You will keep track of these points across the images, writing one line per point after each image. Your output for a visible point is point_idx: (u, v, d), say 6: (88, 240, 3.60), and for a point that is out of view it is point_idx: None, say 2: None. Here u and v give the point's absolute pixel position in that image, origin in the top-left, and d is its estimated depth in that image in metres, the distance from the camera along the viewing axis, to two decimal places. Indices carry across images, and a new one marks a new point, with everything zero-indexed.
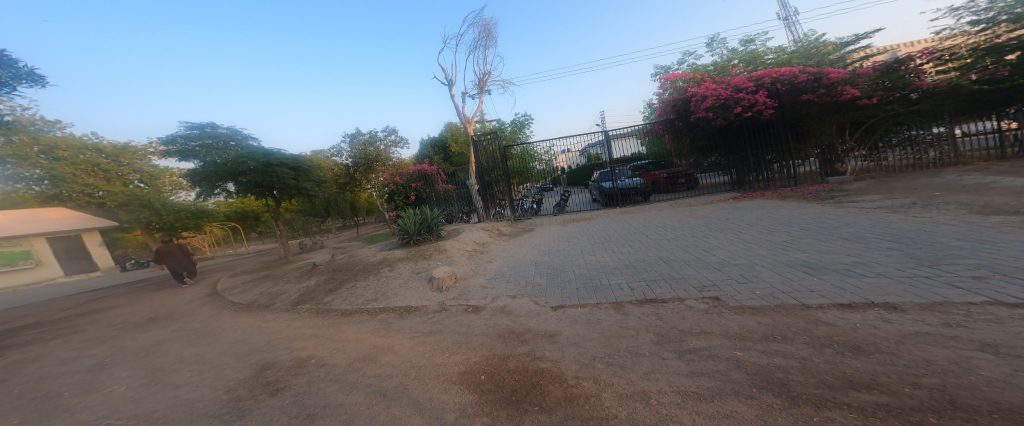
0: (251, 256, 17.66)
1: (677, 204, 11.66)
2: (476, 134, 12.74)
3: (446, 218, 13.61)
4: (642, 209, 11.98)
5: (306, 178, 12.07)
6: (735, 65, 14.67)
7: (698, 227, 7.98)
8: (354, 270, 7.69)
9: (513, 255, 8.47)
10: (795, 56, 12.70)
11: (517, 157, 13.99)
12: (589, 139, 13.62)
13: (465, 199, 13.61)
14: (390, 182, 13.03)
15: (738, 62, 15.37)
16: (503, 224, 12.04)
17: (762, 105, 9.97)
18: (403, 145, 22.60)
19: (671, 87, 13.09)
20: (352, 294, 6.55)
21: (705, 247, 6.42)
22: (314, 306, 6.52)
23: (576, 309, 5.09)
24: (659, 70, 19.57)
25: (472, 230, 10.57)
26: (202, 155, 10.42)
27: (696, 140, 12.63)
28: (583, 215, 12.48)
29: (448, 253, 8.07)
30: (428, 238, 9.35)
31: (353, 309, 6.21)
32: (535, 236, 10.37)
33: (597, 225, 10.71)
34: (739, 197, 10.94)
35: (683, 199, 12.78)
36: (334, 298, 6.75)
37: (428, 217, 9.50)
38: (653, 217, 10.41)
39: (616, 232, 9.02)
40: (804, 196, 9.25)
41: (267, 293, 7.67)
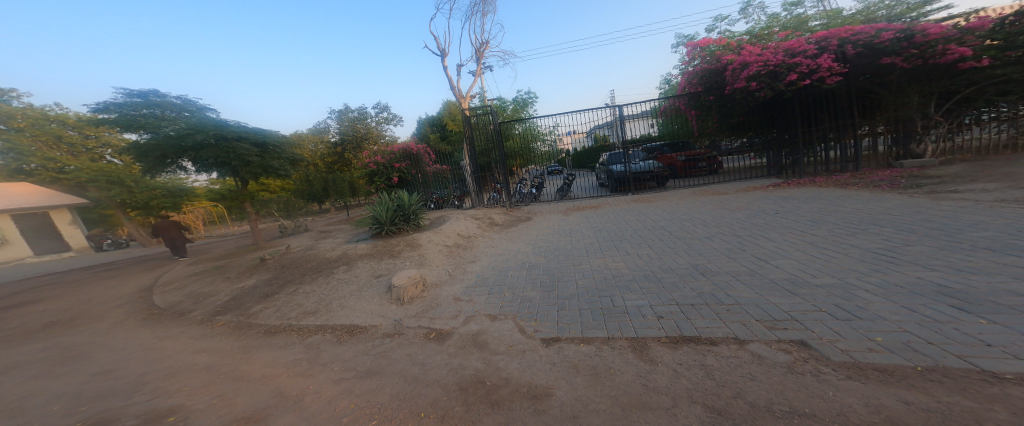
0: (231, 239, 16.44)
1: (700, 192, 9.70)
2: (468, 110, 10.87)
3: (433, 203, 11.89)
4: (659, 197, 10.06)
5: (276, 155, 10.21)
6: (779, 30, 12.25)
7: (739, 221, 6.18)
8: (300, 267, 6.13)
9: (502, 253, 6.83)
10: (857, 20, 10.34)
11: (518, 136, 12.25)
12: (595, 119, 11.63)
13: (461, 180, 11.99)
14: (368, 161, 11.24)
15: (780, 27, 12.88)
16: (497, 211, 10.34)
17: (827, 70, 7.95)
18: (397, 122, 20.69)
19: (700, 56, 11.01)
20: (287, 304, 5.02)
21: (756, 254, 4.65)
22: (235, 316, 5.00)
23: (577, 348, 3.46)
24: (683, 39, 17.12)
25: (458, 219, 8.92)
26: (143, 125, 8.14)
27: (727, 115, 10.48)
28: (586, 202, 10.60)
29: (420, 250, 6.45)
30: (404, 229, 7.76)
31: (281, 324, 4.66)
32: (528, 228, 8.67)
33: (599, 216, 8.90)
34: (782, 184, 8.92)
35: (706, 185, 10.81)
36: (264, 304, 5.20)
37: (404, 203, 7.87)
38: (673, 207, 8.56)
39: (627, 226, 7.28)
40: (875, 184, 7.29)
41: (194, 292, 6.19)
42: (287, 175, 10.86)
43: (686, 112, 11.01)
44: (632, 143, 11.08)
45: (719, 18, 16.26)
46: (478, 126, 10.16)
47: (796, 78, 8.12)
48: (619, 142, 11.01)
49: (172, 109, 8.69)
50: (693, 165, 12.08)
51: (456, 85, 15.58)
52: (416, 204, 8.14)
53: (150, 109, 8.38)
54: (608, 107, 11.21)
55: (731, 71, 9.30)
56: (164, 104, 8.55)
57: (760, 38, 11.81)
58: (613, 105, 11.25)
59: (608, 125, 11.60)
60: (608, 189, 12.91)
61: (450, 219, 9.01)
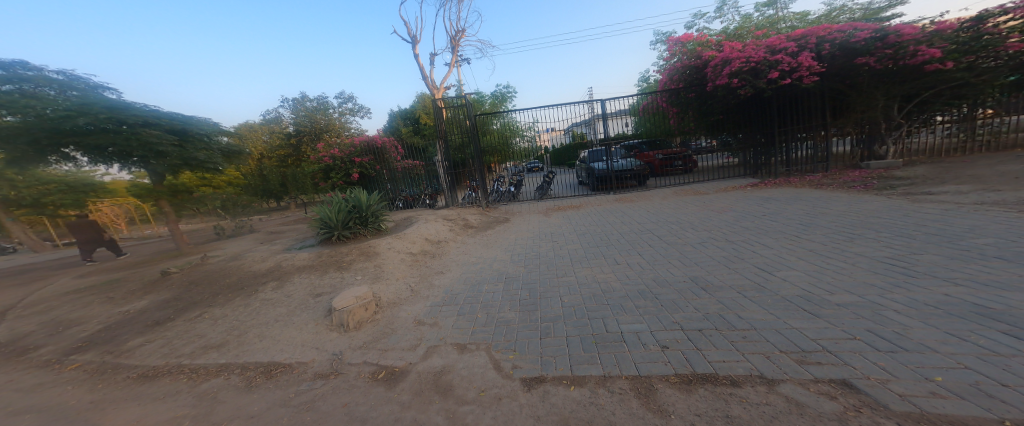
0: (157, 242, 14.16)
1: (680, 192, 9.41)
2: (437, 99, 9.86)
3: (403, 202, 10.71)
4: (640, 196, 9.65)
5: (202, 144, 8.58)
6: (753, 29, 12.37)
7: (733, 224, 5.73)
8: (220, 283, 4.88)
9: (474, 262, 5.93)
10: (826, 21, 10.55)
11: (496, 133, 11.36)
12: (576, 116, 11.00)
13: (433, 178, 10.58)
14: (323, 154, 9.87)
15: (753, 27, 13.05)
16: (470, 211, 9.41)
17: (808, 69, 7.84)
18: (363, 114, 19.00)
19: (679, 52, 10.78)
20: (187, 333, 3.84)
21: (759, 264, 4.13)
22: (109, 348, 3.73)
23: (565, 392, 2.68)
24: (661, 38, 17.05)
25: (425, 221, 7.89)
26: (6, 104, 6.42)
27: (706, 114, 10.32)
28: (566, 202, 9.97)
29: (378, 259, 5.38)
30: (363, 232, 6.52)
31: (170, 359, 3.48)
32: (504, 231, 7.82)
33: (581, 218, 8.24)
34: (758, 184, 8.78)
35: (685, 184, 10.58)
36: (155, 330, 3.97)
37: (361, 201, 6.58)
38: (657, 208, 8.10)
39: (612, 230, 6.63)
40: (850, 184, 7.23)
41: (68, 314, 4.77)
42: (221, 169, 9.26)
43: (666, 109, 10.72)
44: (612, 140, 10.60)
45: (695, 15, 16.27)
46: (448, 117, 9.13)
47: (778, 75, 7.93)
48: (600, 139, 10.50)
49: (50, 86, 7.01)
50: (673, 163, 11.82)
51: (428, 74, 14.35)
52: (376, 202, 6.91)
53: (14, 84, 6.69)
54: (587, 102, 10.64)
55: (712, 68, 9.10)
56: (38, 79, 6.89)
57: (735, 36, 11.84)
58: (593, 100, 10.71)
59: (588, 121, 11.05)
60: (589, 187, 12.39)
61: (416, 221, 7.96)
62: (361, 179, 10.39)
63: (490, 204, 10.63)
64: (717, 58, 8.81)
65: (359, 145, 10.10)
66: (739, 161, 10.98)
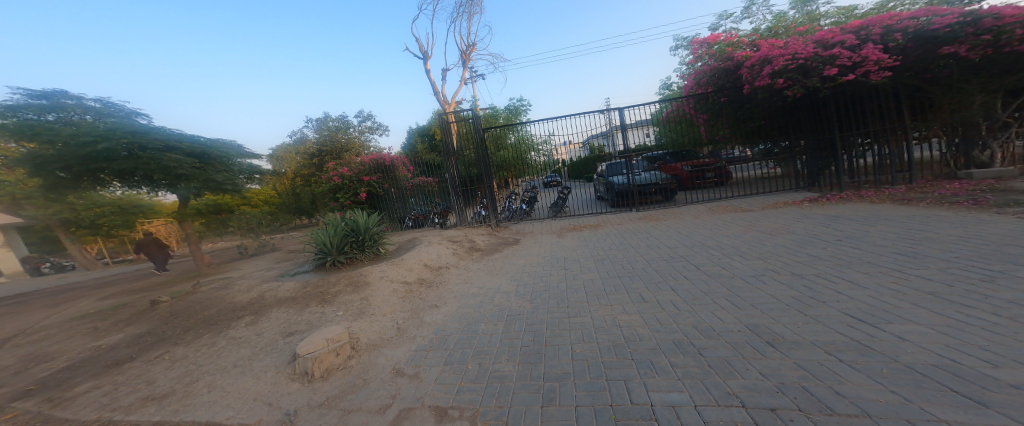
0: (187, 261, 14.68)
1: (721, 208, 8.12)
2: (445, 114, 9.47)
3: (411, 221, 10.29)
4: (671, 213, 8.48)
5: (221, 166, 8.66)
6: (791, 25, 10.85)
7: (791, 251, 4.58)
8: (191, 318, 4.39)
9: (475, 294, 5.18)
10: (878, 12, 8.91)
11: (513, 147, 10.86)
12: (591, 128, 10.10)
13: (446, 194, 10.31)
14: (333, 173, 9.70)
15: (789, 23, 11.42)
16: (479, 231, 8.76)
17: (875, 63, 6.51)
18: (381, 132, 19.24)
19: (706, 54, 9.66)
20: (127, 377, 3.19)
21: (848, 312, 3.03)
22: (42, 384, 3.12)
23: None
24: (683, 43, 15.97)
25: (428, 243, 7.30)
26: (42, 133, 6.69)
27: (747, 120, 9.11)
28: (584, 220, 8.99)
29: (365, 292, 4.80)
30: (358, 257, 6.05)
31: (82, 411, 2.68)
32: (513, 254, 7.07)
33: (599, 239, 7.30)
34: (819, 198, 7.32)
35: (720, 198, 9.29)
36: (96, 369, 3.34)
37: (360, 224, 6.14)
38: (691, 227, 6.96)
39: (637, 257, 5.66)
40: (949, 199, 5.74)
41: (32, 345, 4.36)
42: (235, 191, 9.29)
43: (694, 116, 9.56)
44: (635, 152, 9.65)
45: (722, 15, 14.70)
46: (453, 134, 8.64)
47: (837, 72, 6.65)
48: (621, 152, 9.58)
49: (84, 113, 7.29)
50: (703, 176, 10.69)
51: (441, 90, 14.18)
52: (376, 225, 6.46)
53: (52, 113, 6.97)
54: (605, 111, 9.78)
55: (749, 69, 7.99)
56: (73, 108, 7.15)
57: (770, 33, 10.42)
58: (610, 109, 9.82)
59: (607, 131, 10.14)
60: (609, 203, 11.42)
61: (420, 243, 7.37)
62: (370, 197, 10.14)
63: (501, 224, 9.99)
64: (755, 57, 7.65)
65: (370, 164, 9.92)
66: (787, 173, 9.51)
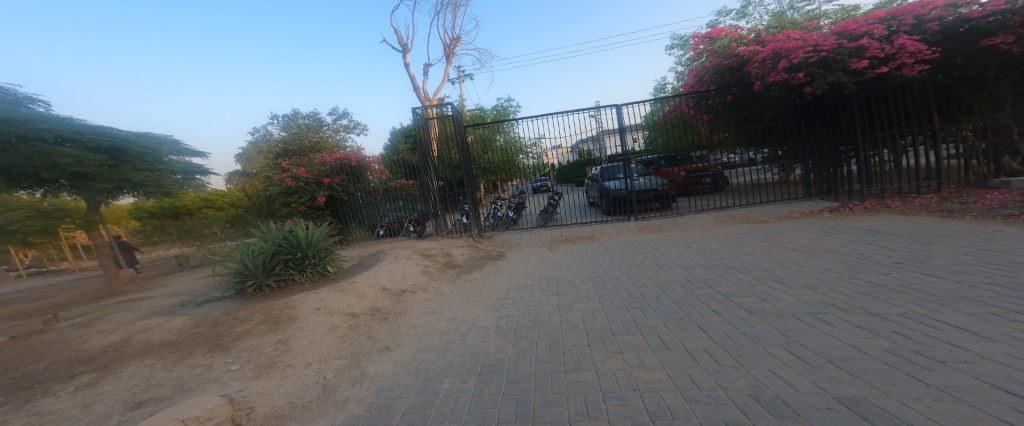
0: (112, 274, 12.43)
1: (727, 217, 7.20)
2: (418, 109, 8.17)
3: (384, 229, 8.68)
4: (674, 223, 7.52)
5: (142, 165, 6.94)
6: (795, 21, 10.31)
7: (846, 277, 3.58)
8: (14, 376, 2.98)
9: (440, 331, 3.95)
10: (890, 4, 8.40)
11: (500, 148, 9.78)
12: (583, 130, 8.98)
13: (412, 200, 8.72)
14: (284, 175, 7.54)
15: (791, 20, 10.94)
16: (460, 242, 7.50)
17: (911, 55, 5.78)
18: (358, 131, 17.72)
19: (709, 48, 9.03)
20: None
21: (995, 382, 1.86)
22: None
23: None
24: (677, 44, 15.25)
25: (389, 258, 6.01)
26: None
27: (756, 119, 8.29)
28: (576, 231, 7.91)
29: (284, 332, 3.49)
30: (296, 279, 4.65)
31: None
32: (493, 272, 5.86)
33: (594, 254, 6.16)
34: (841, 207, 6.46)
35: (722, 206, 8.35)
36: None
37: (299, 238, 4.71)
38: (701, 241, 5.95)
39: (645, 282, 4.54)
40: (1000, 212, 4.93)
41: None
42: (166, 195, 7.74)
43: (698, 118, 8.80)
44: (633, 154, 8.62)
45: (722, 12, 14.14)
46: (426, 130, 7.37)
47: (868, 65, 5.89)
48: (617, 155, 8.52)
49: None
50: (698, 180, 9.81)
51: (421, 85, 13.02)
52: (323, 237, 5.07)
53: None
54: (598, 109, 8.71)
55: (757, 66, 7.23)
56: None
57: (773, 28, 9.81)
58: (603, 106, 8.75)
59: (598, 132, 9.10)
60: (602, 210, 10.48)
61: (380, 258, 6.07)
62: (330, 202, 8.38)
63: (483, 233, 8.77)
64: (771, 48, 6.82)
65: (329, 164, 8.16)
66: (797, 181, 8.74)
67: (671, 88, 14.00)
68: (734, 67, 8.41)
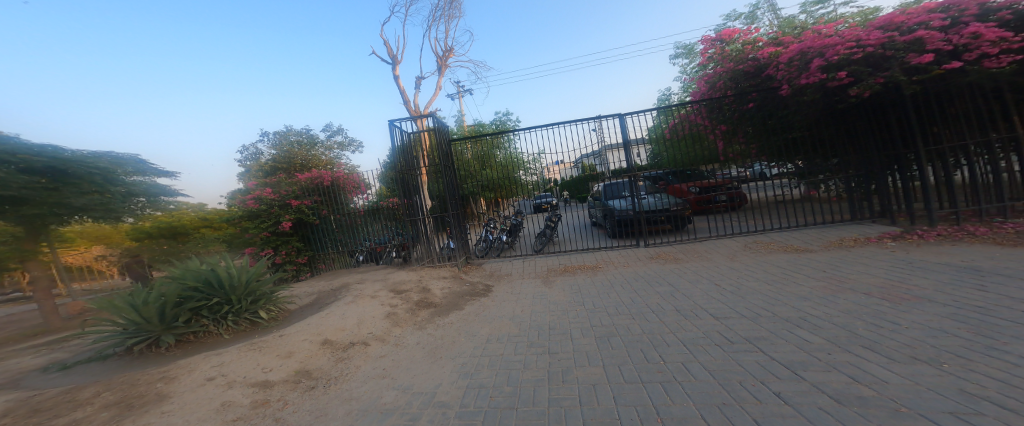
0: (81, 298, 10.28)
1: (757, 242, 5.96)
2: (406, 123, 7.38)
3: (363, 255, 7.55)
4: (690, 248, 6.30)
5: (89, 186, 6.18)
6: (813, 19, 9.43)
7: (982, 350, 2.39)
8: None
9: (386, 405, 2.81)
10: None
11: (498, 166, 8.98)
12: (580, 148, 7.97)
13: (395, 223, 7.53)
14: (247, 197, 6.36)
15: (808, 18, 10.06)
16: (442, 273, 6.51)
17: (991, 45, 4.60)
18: (351, 148, 17.19)
19: (720, 50, 8.23)
20: None
21: None
22: None
23: None
24: (682, 53, 14.57)
25: (349, 297, 5.00)
26: None
27: (786, 129, 7.23)
28: (576, 259, 6.77)
29: (133, 420, 2.25)
30: (212, 331, 3.64)
31: None
32: (473, 316, 4.75)
33: (597, 292, 5.00)
34: (910, 235, 5.11)
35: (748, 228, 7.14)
36: None
37: (218, 277, 3.72)
38: (731, 277, 4.77)
39: (665, 339, 3.43)
40: None
41: None
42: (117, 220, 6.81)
43: (710, 130, 7.64)
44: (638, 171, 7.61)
45: (728, 18, 13.42)
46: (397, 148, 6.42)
47: (933, 59, 4.75)
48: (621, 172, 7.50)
49: None
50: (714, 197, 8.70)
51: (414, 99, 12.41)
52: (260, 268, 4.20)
53: None
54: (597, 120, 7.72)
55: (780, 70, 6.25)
56: None
57: (790, 27, 8.92)
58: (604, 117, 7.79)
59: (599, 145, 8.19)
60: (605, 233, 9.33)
61: (339, 297, 5.05)
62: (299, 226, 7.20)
63: (470, 259, 7.75)
64: (800, 48, 5.78)
65: (300, 184, 7.00)
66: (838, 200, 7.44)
67: (679, 98, 13.15)
68: (748, 73, 7.47)
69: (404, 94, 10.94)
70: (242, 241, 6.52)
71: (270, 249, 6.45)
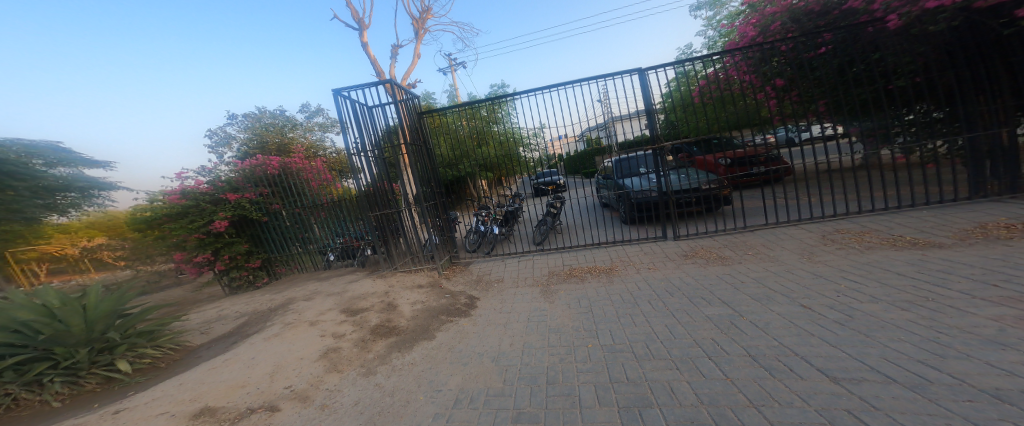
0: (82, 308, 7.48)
1: (838, 230, 4.25)
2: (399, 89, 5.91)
3: (337, 253, 6.11)
4: (739, 240, 4.63)
5: None
6: None
7: None
8: None
9: None
10: None
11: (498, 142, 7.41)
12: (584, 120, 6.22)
13: (350, 219, 5.90)
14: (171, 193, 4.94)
15: None
16: (416, 280, 5.20)
17: None
18: (335, 129, 15.68)
19: None
20: None
21: None
22: None
23: None
24: (705, 3, 12.27)
25: (273, 324, 3.60)
26: None
27: (885, 76, 5.20)
28: (584, 260, 5.24)
29: None
30: (31, 398, 2.59)
31: None
32: (442, 352, 3.41)
33: (617, 316, 3.53)
34: None
35: (804, 209, 5.42)
36: None
37: (39, 318, 2.74)
38: (821, 293, 3.17)
39: (738, 423, 1.89)
40: None
41: None
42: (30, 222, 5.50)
43: (757, 83, 5.68)
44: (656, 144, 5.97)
45: None
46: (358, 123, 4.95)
47: None
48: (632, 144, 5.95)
49: None
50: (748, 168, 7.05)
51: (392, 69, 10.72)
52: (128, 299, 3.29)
53: None
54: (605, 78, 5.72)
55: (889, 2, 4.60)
56: None
57: None
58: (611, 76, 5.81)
59: (607, 113, 6.47)
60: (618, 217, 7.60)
61: (261, 324, 3.65)
62: (245, 224, 5.66)
63: (452, 258, 6.35)
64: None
65: (240, 174, 5.42)
66: (953, 167, 5.41)
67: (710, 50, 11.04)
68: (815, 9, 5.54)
69: (376, 63, 9.27)
70: (170, 246, 5.05)
71: (207, 254, 5.04)
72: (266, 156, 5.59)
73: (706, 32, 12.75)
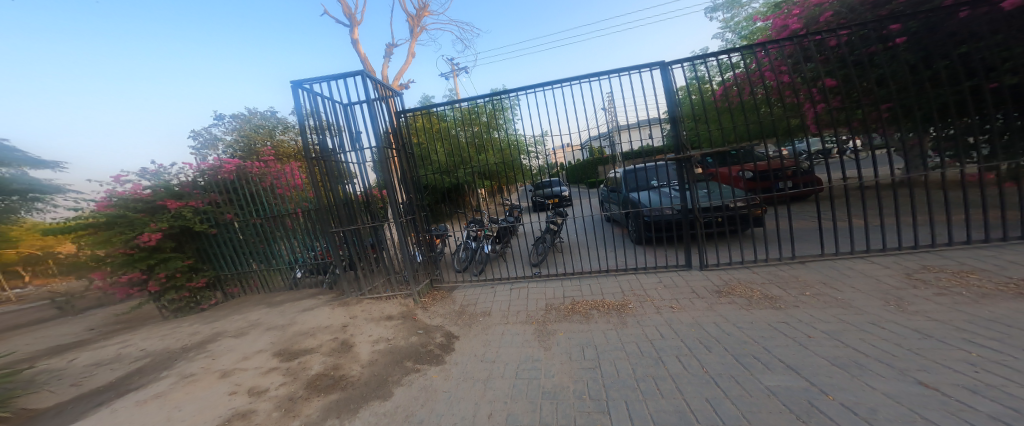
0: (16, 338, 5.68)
1: (923, 267, 3.26)
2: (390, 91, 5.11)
3: (306, 269, 5.24)
4: (787, 275, 3.64)
5: None
6: None
7: None
8: None
9: None
10: None
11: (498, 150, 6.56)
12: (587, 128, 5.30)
13: (316, 231, 5.11)
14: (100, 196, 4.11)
15: None
16: (384, 309, 4.30)
17: None
18: None
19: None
20: None
21: None
22: None
23: None
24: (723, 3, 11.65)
25: (170, 374, 2.70)
26: None
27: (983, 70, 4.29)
28: (590, 292, 4.27)
29: None
30: None
31: None
32: (397, 420, 2.42)
33: (633, 379, 2.57)
34: None
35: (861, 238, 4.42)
36: None
37: None
38: (943, 365, 2.17)
39: None
40: None
41: None
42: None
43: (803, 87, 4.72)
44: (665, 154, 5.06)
45: None
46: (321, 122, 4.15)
47: None
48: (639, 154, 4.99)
49: None
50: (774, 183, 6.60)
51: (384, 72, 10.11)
52: None
53: None
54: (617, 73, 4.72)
55: None
56: None
57: None
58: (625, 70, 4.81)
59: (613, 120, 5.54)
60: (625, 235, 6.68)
61: (156, 374, 2.74)
62: (189, 237, 4.77)
63: (433, 282, 5.37)
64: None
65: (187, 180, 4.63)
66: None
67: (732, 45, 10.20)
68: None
69: (366, 62, 8.64)
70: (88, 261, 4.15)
71: (136, 273, 4.19)
72: (218, 158, 4.81)
73: (722, 35, 11.96)
